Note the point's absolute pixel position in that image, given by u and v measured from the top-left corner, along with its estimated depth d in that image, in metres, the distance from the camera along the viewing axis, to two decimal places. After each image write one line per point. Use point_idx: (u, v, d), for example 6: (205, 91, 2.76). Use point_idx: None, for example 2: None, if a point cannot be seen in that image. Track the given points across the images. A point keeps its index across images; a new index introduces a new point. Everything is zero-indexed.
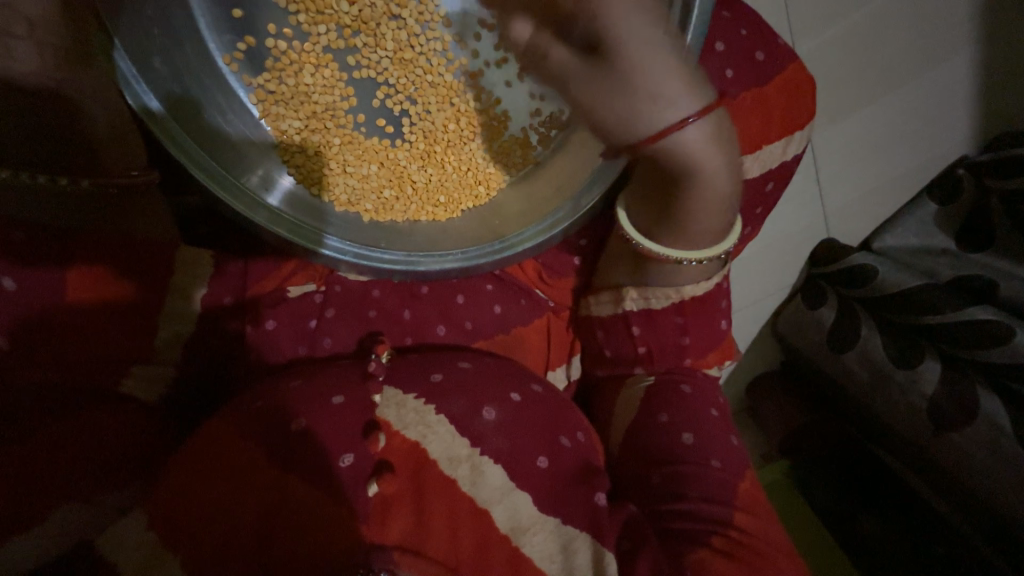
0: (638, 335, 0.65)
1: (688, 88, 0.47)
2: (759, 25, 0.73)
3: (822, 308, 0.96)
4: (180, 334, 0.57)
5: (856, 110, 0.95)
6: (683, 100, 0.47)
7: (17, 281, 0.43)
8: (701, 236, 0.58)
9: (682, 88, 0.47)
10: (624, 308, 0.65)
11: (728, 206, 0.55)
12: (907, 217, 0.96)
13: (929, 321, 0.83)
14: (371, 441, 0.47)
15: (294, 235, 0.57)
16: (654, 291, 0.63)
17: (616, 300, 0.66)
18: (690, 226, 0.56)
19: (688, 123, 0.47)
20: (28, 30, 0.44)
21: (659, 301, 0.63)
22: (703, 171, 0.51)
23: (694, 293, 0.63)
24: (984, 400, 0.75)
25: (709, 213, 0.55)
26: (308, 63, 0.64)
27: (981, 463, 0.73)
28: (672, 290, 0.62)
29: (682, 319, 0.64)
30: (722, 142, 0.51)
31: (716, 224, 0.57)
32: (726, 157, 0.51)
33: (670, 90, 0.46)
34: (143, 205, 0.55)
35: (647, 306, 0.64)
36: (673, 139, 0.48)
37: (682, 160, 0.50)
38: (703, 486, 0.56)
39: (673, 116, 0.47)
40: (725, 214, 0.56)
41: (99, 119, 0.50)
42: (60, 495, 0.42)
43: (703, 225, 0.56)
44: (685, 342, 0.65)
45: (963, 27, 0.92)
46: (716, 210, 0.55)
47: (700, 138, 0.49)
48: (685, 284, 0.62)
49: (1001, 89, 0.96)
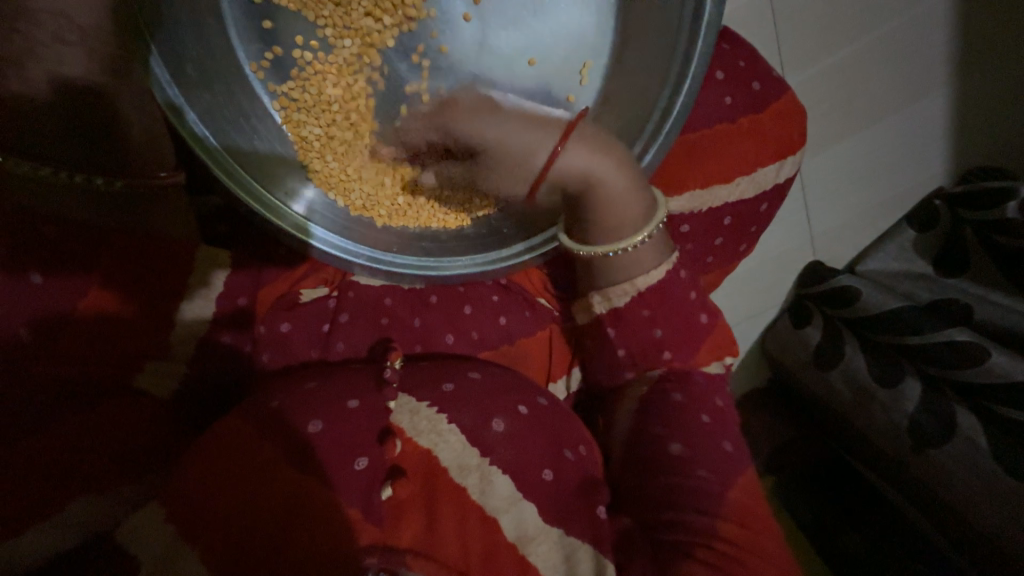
0: (614, 337, 0.68)
1: (545, 133, 0.60)
2: (757, 58, 0.78)
3: (808, 327, 1.00)
4: (197, 333, 0.58)
5: (842, 139, 1.01)
6: (543, 143, 0.60)
7: (44, 277, 0.46)
8: (629, 222, 0.63)
9: (541, 132, 0.60)
10: (595, 312, 0.68)
11: (640, 195, 0.63)
12: (887, 244, 1.01)
13: (911, 342, 0.87)
14: (388, 447, 0.48)
15: (286, 225, 0.58)
16: (611, 289, 0.66)
17: (588, 307, 0.69)
18: (613, 221, 0.63)
19: (559, 151, 0.60)
20: (81, 38, 0.49)
21: (620, 298, 0.66)
22: (597, 172, 0.61)
23: (648, 283, 0.65)
24: (961, 419, 0.79)
25: (621, 207, 0.63)
26: (331, 73, 0.67)
27: (959, 479, 0.77)
28: (629, 283, 0.65)
29: (650, 314, 0.66)
30: (607, 147, 0.61)
31: (636, 212, 0.63)
32: (615, 157, 0.62)
33: (528, 143, 0.60)
34: (162, 205, 0.58)
35: (613, 305, 0.67)
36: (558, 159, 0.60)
37: (573, 171, 0.61)
38: (700, 495, 0.57)
39: (546, 151, 0.60)
40: (639, 191, 0.63)
41: (135, 125, 0.54)
42: (75, 485, 0.43)
43: (624, 218, 0.63)
44: (657, 334, 0.66)
45: (939, 69, 1.00)
46: (628, 203, 0.63)
47: (582, 151, 0.60)
48: (639, 276, 0.65)
49: (974, 126, 1.03)
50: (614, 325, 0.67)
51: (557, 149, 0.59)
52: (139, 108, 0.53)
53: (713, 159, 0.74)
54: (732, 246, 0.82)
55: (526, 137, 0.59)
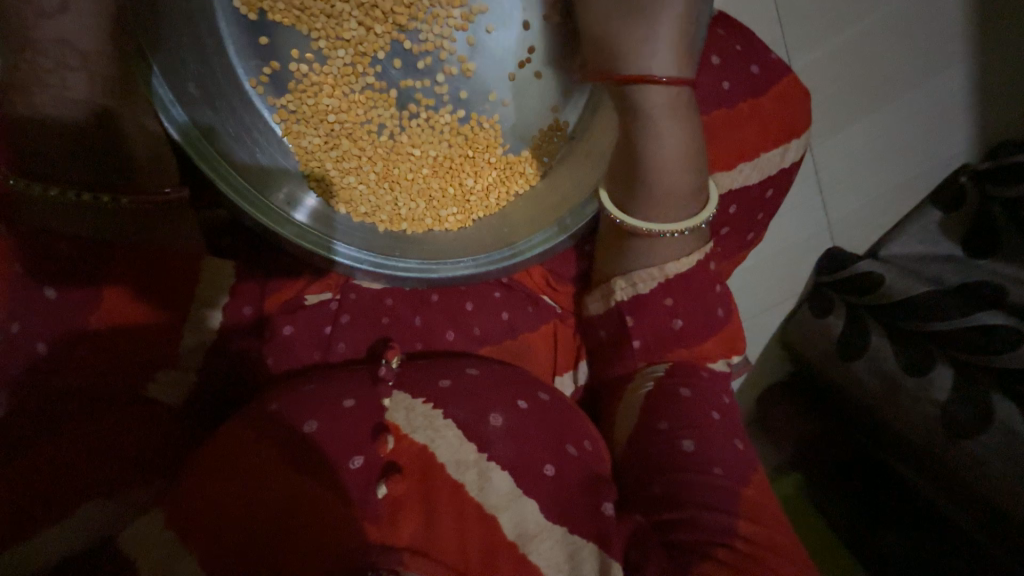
0: (632, 327, 0.66)
1: (670, 52, 0.55)
2: (756, 41, 0.76)
3: (830, 316, 0.95)
4: (205, 342, 0.60)
5: (856, 120, 0.97)
6: (661, 60, 0.55)
7: (58, 291, 0.48)
8: (666, 208, 0.62)
9: (668, 53, 0.55)
10: (616, 299, 0.67)
11: (691, 178, 0.61)
12: (911, 225, 0.97)
13: (938, 326, 0.84)
14: (381, 443, 0.49)
15: (302, 241, 0.60)
16: (638, 274, 0.65)
17: (608, 294, 0.68)
18: (658, 193, 0.61)
19: (659, 82, 0.56)
20: (82, 62, 0.51)
21: (646, 284, 0.65)
22: (666, 132, 0.58)
23: (678, 271, 0.64)
24: (999, 407, 0.75)
25: (674, 180, 0.60)
26: (327, 84, 0.69)
27: (995, 471, 0.74)
28: (655, 269, 0.64)
29: (673, 304, 0.65)
30: (687, 111, 0.58)
31: (682, 196, 0.61)
32: (687, 127, 0.59)
33: (653, 51, 0.55)
34: (172, 219, 0.59)
35: (635, 293, 0.65)
36: (647, 95, 0.57)
37: (651, 120, 0.58)
38: (709, 489, 0.55)
39: (653, 69, 0.56)
40: (691, 185, 0.61)
41: (139, 143, 0.56)
42: (87, 491, 0.45)
43: (671, 195, 0.61)
44: (678, 325, 0.65)
45: (957, 40, 0.95)
46: (681, 177, 0.60)
47: (665, 102, 0.57)
48: (668, 262, 0.64)
49: (999, 99, 0.98)
50: (633, 311, 0.66)
51: (661, 80, 0.56)
52: (142, 127, 0.57)
53: (713, 146, 0.72)
54: (740, 234, 0.80)
55: (660, 39, 0.55)
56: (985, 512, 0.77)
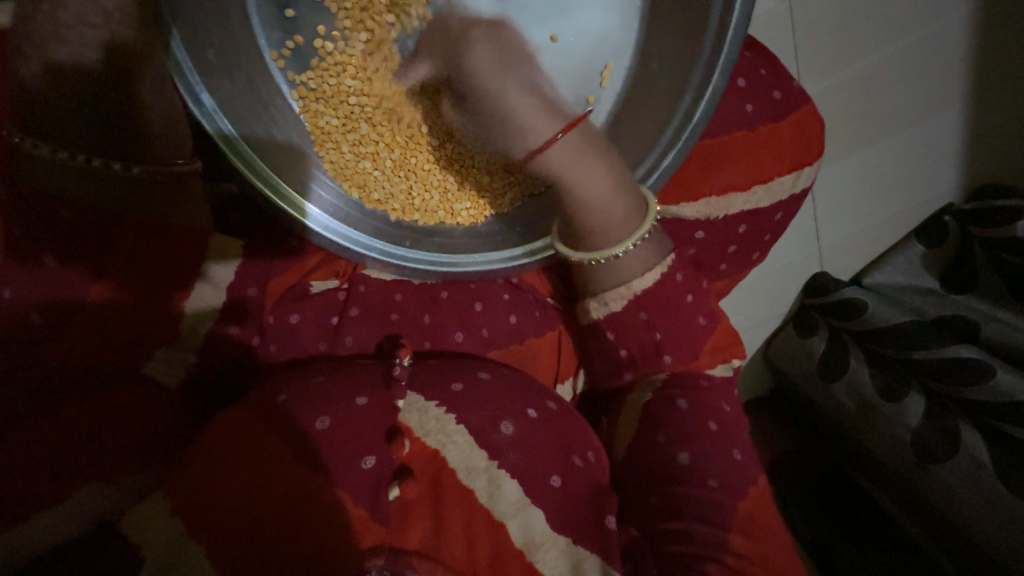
0: (615, 340, 0.67)
1: (541, 119, 0.58)
2: (779, 68, 0.78)
3: (813, 338, 0.99)
4: (204, 325, 0.56)
5: (857, 150, 1.01)
6: (536, 128, 0.58)
7: (58, 260, 0.47)
8: (608, 231, 0.60)
9: (540, 119, 0.58)
10: (594, 317, 0.67)
11: (627, 195, 0.60)
12: (897, 256, 1.02)
13: (917, 357, 0.87)
14: (397, 446, 0.48)
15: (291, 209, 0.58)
16: (608, 294, 0.64)
17: (584, 313, 0.67)
18: (597, 226, 0.60)
19: (552, 144, 0.58)
20: (105, 20, 0.47)
21: (618, 302, 0.64)
22: (580, 182, 0.58)
23: (645, 286, 0.63)
24: (966, 435, 0.79)
25: (604, 208, 0.60)
26: (350, 64, 0.67)
27: (964, 494, 0.77)
28: (624, 287, 0.63)
29: (648, 318, 0.65)
30: (587, 148, 0.59)
31: (625, 212, 0.60)
32: (597, 163, 0.59)
33: (527, 126, 0.58)
34: (186, 192, 0.56)
35: (610, 311, 0.65)
36: (549, 158, 0.58)
37: (563, 178, 0.59)
38: (704, 500, 0.56)
39: (542, 138, 0.58)
40: (624, 201, 0.60)
41: (155, 115, 0.52)
42: (85, 476, 0.43)
43: (609, 222, 0.60)
44: (657, 337, 0.65)
45: (956, 86, 1.00)
46: (610, 201, 0.59)
47: (565, 150, 0.58)
48: (635, 279, 0.63)
49: (989, 144, 1.04)
50: (612, 327, 0.66)
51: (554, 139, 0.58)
52: (162, 97, 0.52)
53: (729, 166, 0.74)
54: (744, 253, 0.81)
55: (526, 120, 0.58)
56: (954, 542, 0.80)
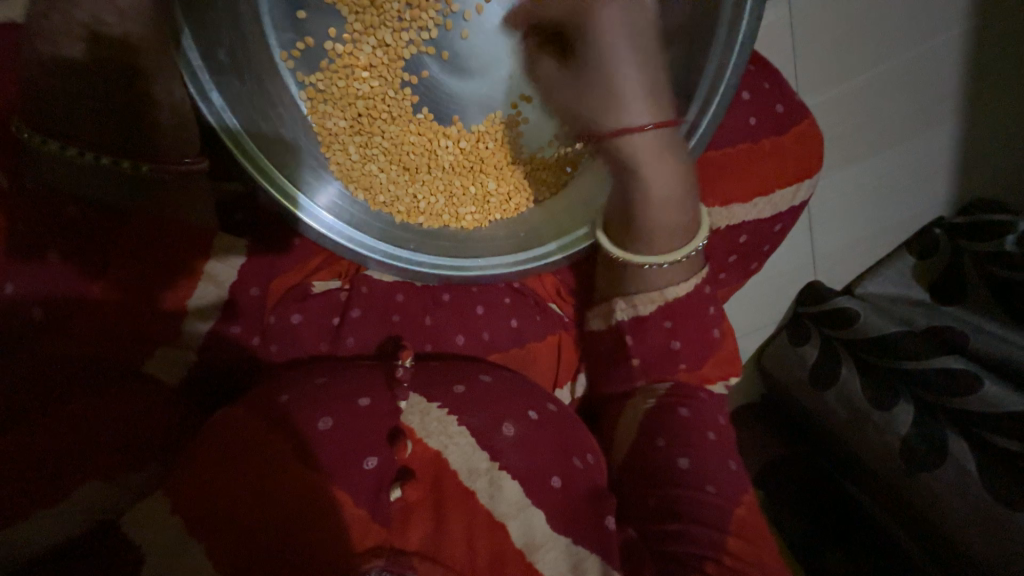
0: (631, 345, 0.67)
1: (643, 104, 0.59)
2: (781, 83, 0.79)
3: (806, 346, 1.00)
4: (205, 322, 0.56)
5: (854, 162, 1.03)
6: (639, 112, 0.59)
7: (61, 257, 0.46)
8: (660, 238, 0.63)
9: (641, 104, 0.59)
10: (617, 318, 0.68)
11: (685, 211, 0.62)
12: (887, 268, 1.04)
13: (907, 365, 0.88)
14: (399, 447, 0.49)
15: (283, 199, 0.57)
16: (638, 296, 0.66)
17: (609, 313, 0.69)
18: (654, 229, 0.62)
19: (644, 131, 0.59)
20: (118, 18, 0.48)
21: (646, 307, 0.66)
22: (652, 177, 0.60)
23: (676, 295, 0.65)
24: (952, 444, 0.81)
25: (666, 214, 0.62)
26: (359, 68, 0.68)
27: (952, 506, 0.79)
28: (656, 293, 0.65)
29: (672, 326, 0.67)
30: (674, 148, 0.60)
31: (678, 227, 0.63)
32: (676, 168, 0.60)
33: (629, 108, 0.59)
34: (191, 191, 0.57)
35: (636, 314, 0.66)
36: (634, 144, 0.59)
37: (638, 166, 0.60)
38: (702, 504, 0.56)
39: (634, 121, 0.59)
40: (683, 213, 0.62)
41: (163, 112, 0.52)
42: (84, 472, 0.43)
43: (665, 228, 0.62)
44: (674, 345, 0.67)
45: (952, 103, 1.02)
46: (673, 211, 0.62)
47: (654, 143, 0.59)
48: (668, 287, 0.65)
49: (982, 161, 1.06)
50: (632, 332, 0.67)
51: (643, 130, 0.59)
52: (169, 95, 0.52)
53: (732, 178, 0.75)
54: (743, 263, 0.83)
55: (631, 101, 0.58)
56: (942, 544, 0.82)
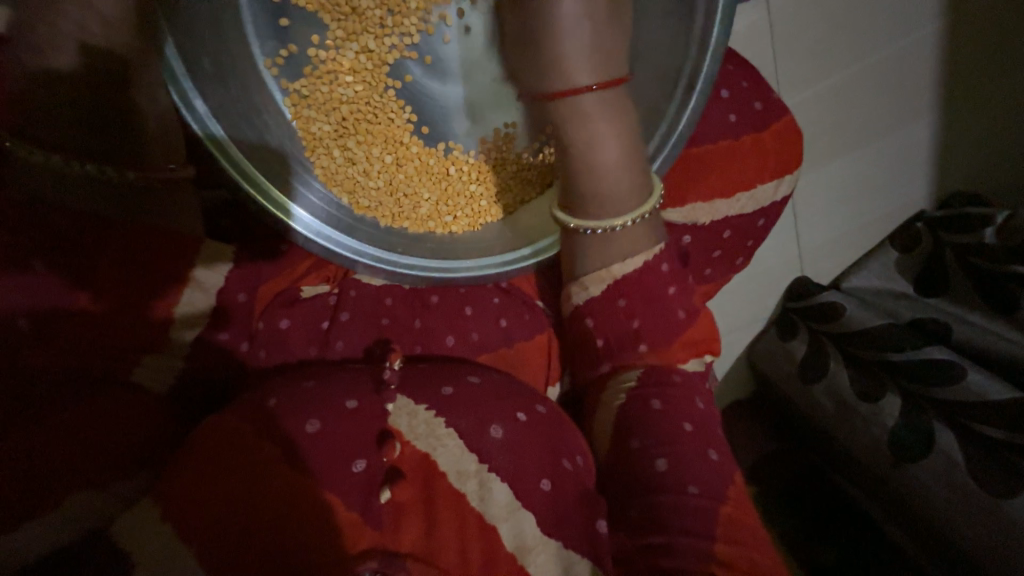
0: (593, 329, 0.67)
1: (587, 67, 0.60)
2: (759, 80, 0.81)
3: (794, 340, 1.03)
4: (196, 328, 0.57)
5: (834, 158, 1.05)
6: (584, 73, 0.60)
7: (47, 265, 0.45)
8: (607, 202, 0.63)
9: (584, 66, 0.60)
10: (574, 301, 0.69)
11: (633, 175, 0.63)
12: (872, 262, 1.06)
13: (892, 357, 0.90)
14: (387, 448, 0.48)
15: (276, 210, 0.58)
16: (588, 277, 0.66)
17: (566, 298, 0.70)
18: (599, 194, 0.63)
19: (585, 90, 0.60)
20: (101, 29, 0.48)
21: (597, 286, 0.66)
22: (594, 139, 0.62)
23: (626, 270, 0.65)
24: (940, 436, 0.81)
25: (613, 178, 0.62)
26: (344, 72, 0.69)
27: (940, 496, 0.80)
28: (604, 271, 0.65)
29: (633, 311, 0.66)
30: (618, 109, 0.62)
31: (628, 192, 0.63)
32: (622, 128, 0.62)
33: (575, 67, 0.60)
34: (177, 199, 0.57)
35: (589, 294, 0.67)
36: (575, 104, 0.61)
37: (580, 127, 0.61)
38: (684, 508, 0.55)
39: (577, 81, 0.60)
40: (631, 178, 0.63)
41: (151, 123, 0.53)
42: (68, 487, 0.42)
43: (610, 196, 0.63)
44: (635, 326, 0.65)
45: (927, 98, 1.05)
46: (623, 175, 0.63)
47: (597, 103, 0.61)
48: (615, 263, 0.65)
49: (958, 153, 1.09)
50: (593, 315, 0.67)
51: (585, 89, 0.60)
52: (156, 105, 0.53)
53: (715, 174, 0.77)
54: (728, 257, 0.84)
55: (575, 60, 0.60)
56: (935, 542, 0.82)
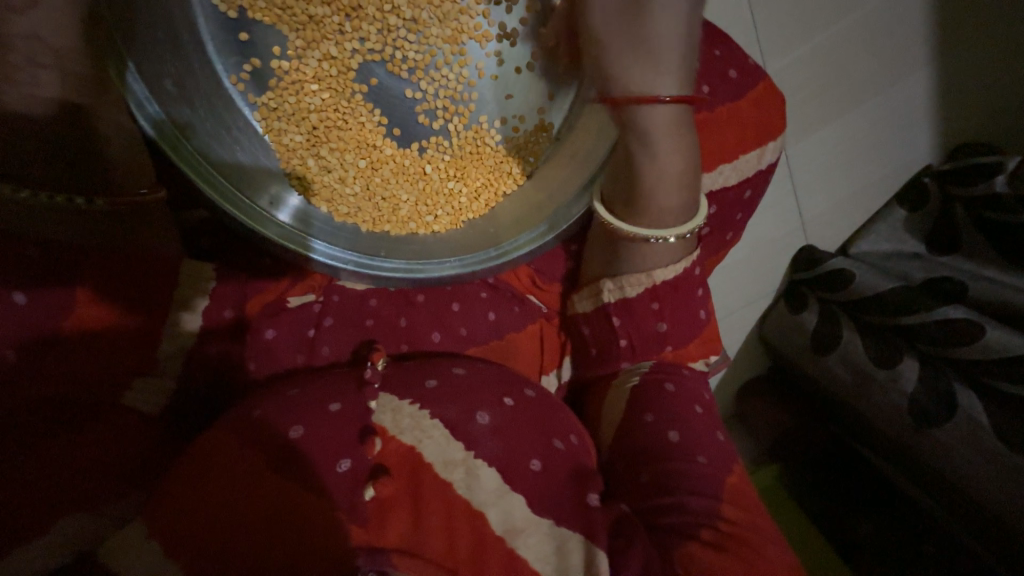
0: (618, 327, 0.67)
1: (674, 74, 0.56)
2: (732, 47, 0.78)
3: (806, 312, 0.99)
4: (184, 347, 0.60)
5: (828, 121, 1.01)
6: (665, 81, 0.56)
7: (28, 297, 0.45)
8: (661, 213, 0.63)
9: (670, 75, 0.56)
10: (604, 300, 0.68)
11: (684, 189, 0.62)
12: (880, 223, 1.02)
13: (906, 321, 0.86)
14: (368, 445, 0.49)
15: (286, 241, 0.59)
16: (626, 277, 0.66)
17: (596, 295, 0.69)
18: (654, 205, 0.62)
19: (661, 101, 0.56)
20: (54, 58, 0.47)
21: (633, 288, 0.66)
22: (655, 152, 0.59)
23: (665, 276, 0.65)
24: (961, 397, 0.78)
25: (669, 192, 0.62)
26: (311, 83, 0.69)
27: (957, 452, 0.77)
28: (644, 274, 0.65)
29: (659, 308, 0.66)
30: (685, 128, 0.59)
31: (677, 207, 0.63)
32: (684, 143, 0.60)
33: (655, 72, 0.56)
34: (148, 220, 0.58)
35: (623, 295, 0.66)
36: (649, 113, 0.57)
37: (648, 139, 0.59)
38: (696, 476, 0.56)
39: (653, 90, 0.56)
40: (684, 194, 0.63)
41: (118, 146, 0.54)
42: (61, 507, 0.43)
43: (664, 210, 0.63)
44: (663, 328, 0.66)
45: (920, 47, 1.00)
46: (678, 188, 0.62)
47: (668, 117, 0.58)
48: (656, 268, 0.65)
49: (958, 103, 1.04)
50: (620, 313, 0.67)
51: (660, 99, 0.56)
52: (120, 129, 0.54)
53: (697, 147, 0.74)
54: (717, 231, 0.82)
55: (663, 64, 0.55)
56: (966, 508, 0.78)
